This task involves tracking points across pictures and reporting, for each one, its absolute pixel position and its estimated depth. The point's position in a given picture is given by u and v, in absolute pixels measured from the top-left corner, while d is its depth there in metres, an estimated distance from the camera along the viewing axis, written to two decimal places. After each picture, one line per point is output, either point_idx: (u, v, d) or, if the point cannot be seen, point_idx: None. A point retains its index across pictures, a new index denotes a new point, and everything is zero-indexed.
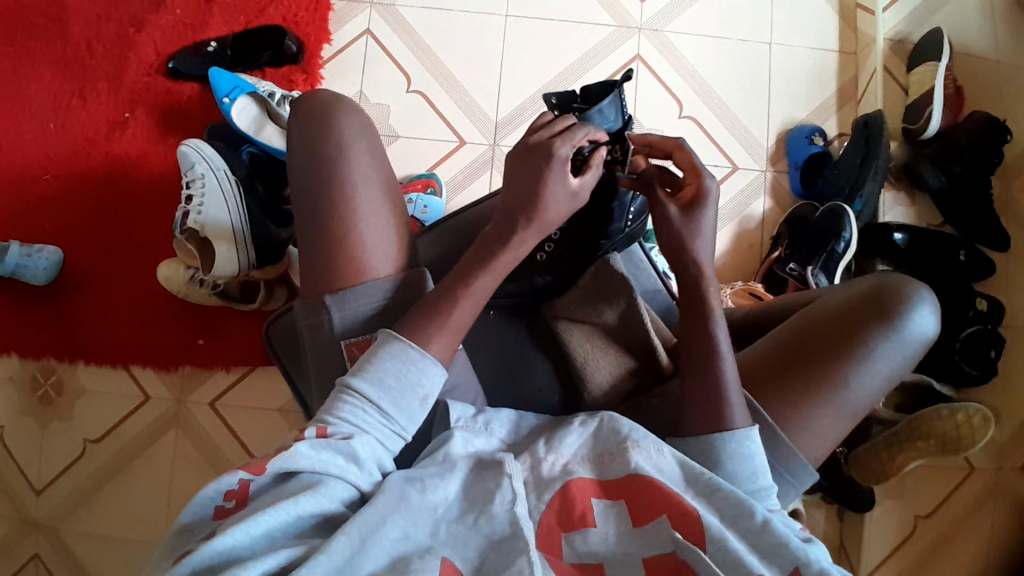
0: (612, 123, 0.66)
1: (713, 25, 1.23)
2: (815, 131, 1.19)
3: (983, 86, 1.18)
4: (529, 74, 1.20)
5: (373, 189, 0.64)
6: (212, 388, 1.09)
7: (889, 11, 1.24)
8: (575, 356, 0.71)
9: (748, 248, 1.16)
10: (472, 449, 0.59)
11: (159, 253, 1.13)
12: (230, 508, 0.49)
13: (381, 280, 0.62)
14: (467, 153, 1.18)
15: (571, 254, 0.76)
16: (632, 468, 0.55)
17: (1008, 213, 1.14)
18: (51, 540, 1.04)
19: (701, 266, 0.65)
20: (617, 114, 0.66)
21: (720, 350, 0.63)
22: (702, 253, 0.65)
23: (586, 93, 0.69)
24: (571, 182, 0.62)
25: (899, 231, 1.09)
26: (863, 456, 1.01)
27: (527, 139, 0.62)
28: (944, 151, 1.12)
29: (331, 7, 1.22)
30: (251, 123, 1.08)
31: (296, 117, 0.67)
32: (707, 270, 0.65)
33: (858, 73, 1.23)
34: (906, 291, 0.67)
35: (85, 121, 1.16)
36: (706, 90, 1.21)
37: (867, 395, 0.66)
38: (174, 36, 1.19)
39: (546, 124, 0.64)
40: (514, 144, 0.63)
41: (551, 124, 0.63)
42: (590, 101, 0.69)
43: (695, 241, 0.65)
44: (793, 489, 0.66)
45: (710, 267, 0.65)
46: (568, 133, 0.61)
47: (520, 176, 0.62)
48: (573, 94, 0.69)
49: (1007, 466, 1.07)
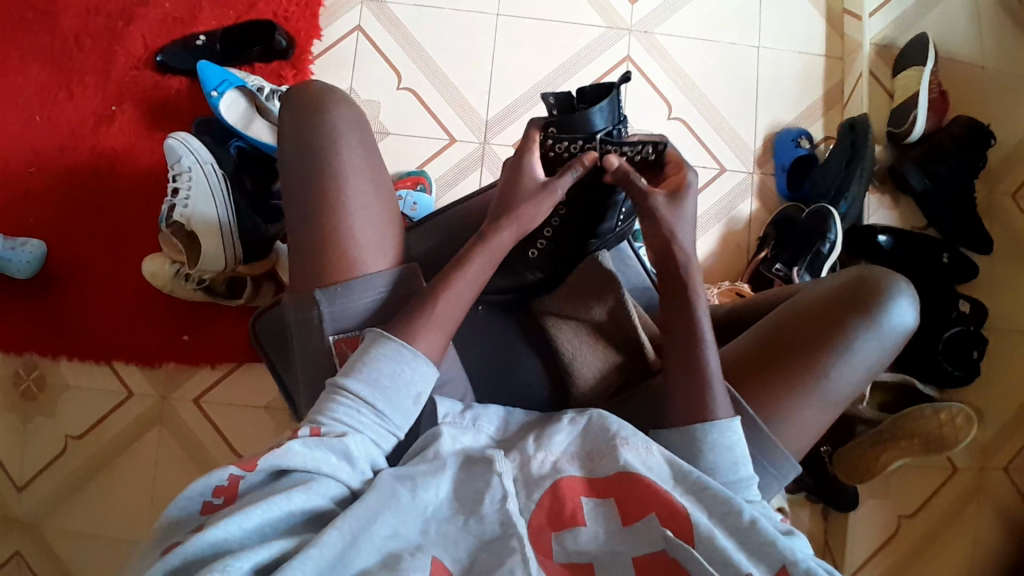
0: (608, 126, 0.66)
1: (702, 28, 1.24)
2: (802, 134, 1.20)
3: (966, 92, 1.20)
4: (521, 74, 1.20)
5: (362, 181, 0.64)
6: (196, 386, 1.08)
7: (876, 16, 1.24)
8: (564, 350, 0.72)
9: (735, 249, 1.17)
10: (461, 446, 0.58)
11: (145, 248, 1.11)
12: (218, 505, 0.48)
13: (376, 275, 0.62)
14: (457, 151, 1.17)
15: (563, 254, 0.75)
16: (620, 466, 0.55)
17: (991, 217, 1.17)
18: (33, 538, 1.03)
19: (686, 253, 0.64)
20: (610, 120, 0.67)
21: (705, 340, 0.63)
22: (687, 244, 0.64)
23: (583, 94, 0.68)
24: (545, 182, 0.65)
25: (883, 233, 1.10)
26: (847, 454, 1.02)
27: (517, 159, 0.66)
28: (930, 153, 1.14)
29: (322, 4, 1.21)
30: (239, 118, 1.07)
31: (288, 110, 0.67)
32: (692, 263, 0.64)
33: (844, 78, 1.24)
34: (886, 284, 0.68)
35: (70, 114, 1.15)
36: (695, 93, 1.22)
37: (847, 387, 0.66)
38: (162, 29, 1.18)
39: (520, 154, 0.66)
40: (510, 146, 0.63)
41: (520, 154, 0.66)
42: (588, 103, 0.68)
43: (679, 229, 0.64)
44: (775, 482, 0.66)
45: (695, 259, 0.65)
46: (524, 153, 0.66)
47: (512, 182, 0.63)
48: (571, 96, 0.67)
49: (988, 467, 1.09)
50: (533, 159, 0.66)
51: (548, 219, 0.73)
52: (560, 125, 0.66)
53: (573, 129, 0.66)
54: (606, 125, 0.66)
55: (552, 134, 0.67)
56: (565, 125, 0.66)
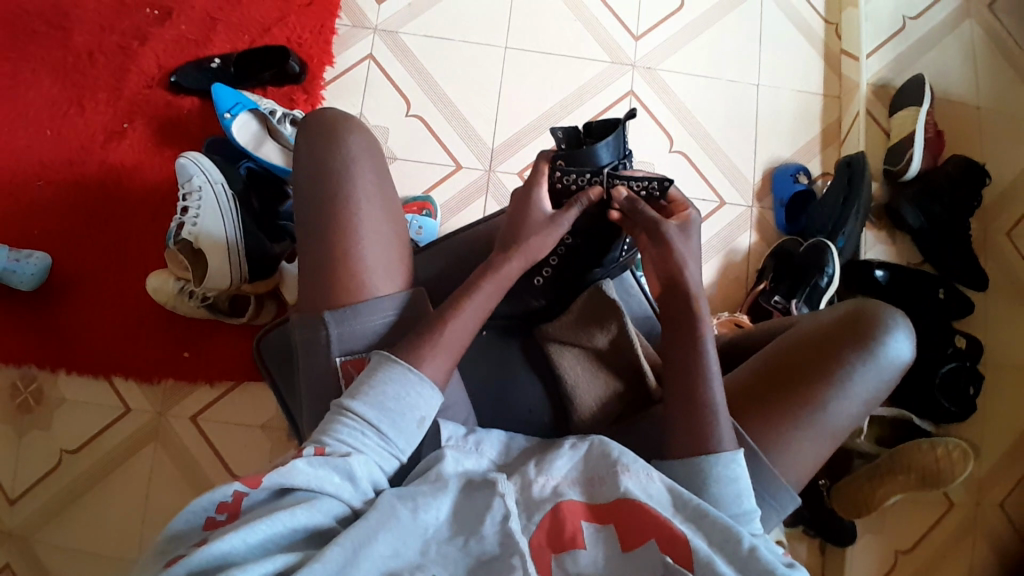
0: (613, 159, 0.68)
1: (704, 64, 1.28)
2: (800, 170, 1.23)
3: (961, 133, 1.24)
4: (526, 104, 1.23)
5: (374, 206, 0.65)
6: (194, 403, 1.08)
7: (873, 57, 1.28)
8: (566, 379, 0.72)
9: (733, 281, 1.19)
10: (463, 469, 0.58)
11: (149, 264, 1.12)
12: (221, 521, 0.48)
13: (386, 298, 0.63)
14: (463, 178, 1.19)
15: (568, 284, 0.76)
16: (621, 492, 0.55)
17: (986, 255, 1.19)
18: (23, 551, 1.02)
19: (691, 288, 0.65)
20: (614, 153, 0.68)
21: (709, 371, 0.63)
22: (692, 276, 0.65)
23: (589, 128, 0.71)
24: (550, 214, 0.67)
25: (881, 268, 1.11)
26: (845, 487, 1.02)
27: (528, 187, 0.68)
28: (925, 191, 1.16)
29: (335, 31, 1.24)
30: (250, 139, 1.09)
31: (303, 132, 0.68)
32: (698, 293, 0.65)
33: (842, 116, 1.27)
34: (883, 317, 0.69)
35: (82, 129, 1.16)
36: (696, 127, 1.25)
37: (845, 418, 0.67)
38: (177, 50, 1.20)
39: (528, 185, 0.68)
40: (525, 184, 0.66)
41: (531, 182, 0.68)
42: (595, 138, 0.71)
43: (686, 264, 0.65)
44: (775, 514, 0.66)
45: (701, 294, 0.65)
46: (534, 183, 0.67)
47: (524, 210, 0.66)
48: (578, 131, 0.70)
49: (984, 502, 1.09)
50: (542, 191, 0.67)
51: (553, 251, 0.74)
52: (569, 158, 0.67)
53: (581, 162, 0.67)
54: (611, 159, 0.68)
55: (560, 167, 0.68)
56: (575, 158, 0.68)
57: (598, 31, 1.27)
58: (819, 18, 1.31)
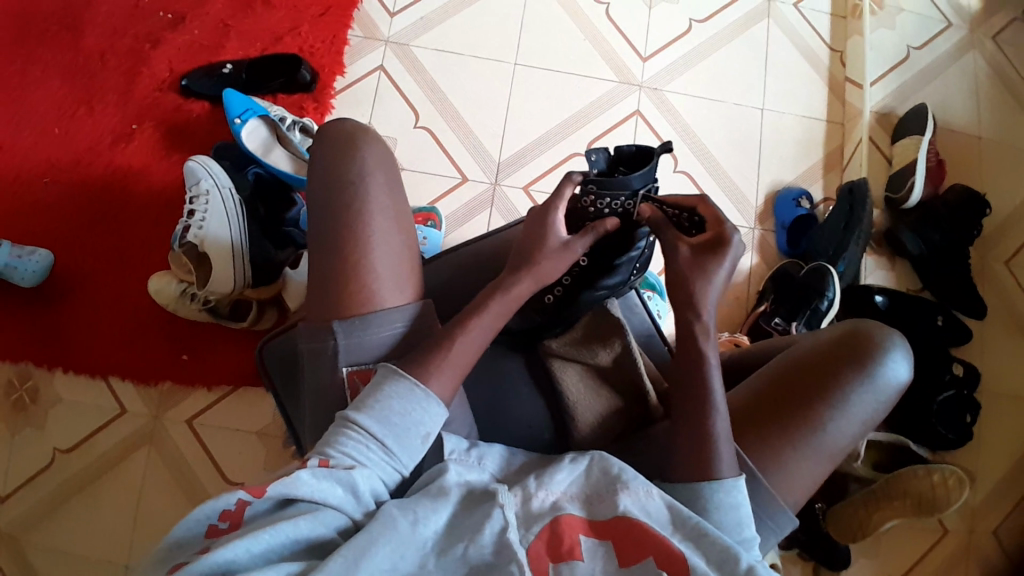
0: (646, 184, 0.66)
1: (711, 87, 1.29)
2: (802, 195, 1.24)
3: (962, 162, 1.25)
4: (534, 120, 1.24)
5: (387, 218, 0.66)
6: (191, 408, 1.07)
7: (877, 85, 1.30)
8: (567, 394, 0.73)
9: (734, 301, 1.19)
10: (465, 480, 0.57)
11: (151, 265, 1.12)
12: (223, 529, 0.48)
13: (393, 310, 0.63)
14: (468, 190, 1.20)
15: (575, 305, 0.74)
16: (620, 511, 0.55)
17: (984, 284, 1.20)
18: (11, 552, 1.01)
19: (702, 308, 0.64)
20: (646, 181, 0.66)
21: (716, 386, 0.63)
22: (705, 294, 0.64)
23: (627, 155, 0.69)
24: (564, 239, 0.66)
25: (880, 293, 1.13)
26: (839, 513, 1.02)
27: (552, 207, 0.67)
28: (925, 219, 1.18)
29: (347, 42, 1.25)
30: (259, 145, 1.10)
31: (317, 141, 0.69)
32: (706, 306, 0.64)
33: (844, 141, 1.29)
34: (881, 338, 0.70)
35: (90, 130, 1.17)
36: (699, 147, 1.26)
37: (844, 439, 0.67)
38: (189, 55, 1.21)
39: (546, 206, 0.67)
40: (543, 206, 0.67)
41: (557, 203, 0.67)
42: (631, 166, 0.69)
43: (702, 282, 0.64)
44: (772, 535, 0.66)
45: (711, 311, 0.65)
46: (552, 203, 0.67)
47: (535, 229, 0.67)
48: (618, 158, 0.70)
49: (978, 530, 1.09)
50: (559, 214, 0.67)
51: (567, 271, 0.72)
52: (600, 184, 0.66)
53: (614, 188, 0.66)
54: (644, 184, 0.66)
55: (592, 193, 0.67)
56: (606, 183, 0.66)
57: (606, 51, 1.29)
58: (825, 46, 1.33)
